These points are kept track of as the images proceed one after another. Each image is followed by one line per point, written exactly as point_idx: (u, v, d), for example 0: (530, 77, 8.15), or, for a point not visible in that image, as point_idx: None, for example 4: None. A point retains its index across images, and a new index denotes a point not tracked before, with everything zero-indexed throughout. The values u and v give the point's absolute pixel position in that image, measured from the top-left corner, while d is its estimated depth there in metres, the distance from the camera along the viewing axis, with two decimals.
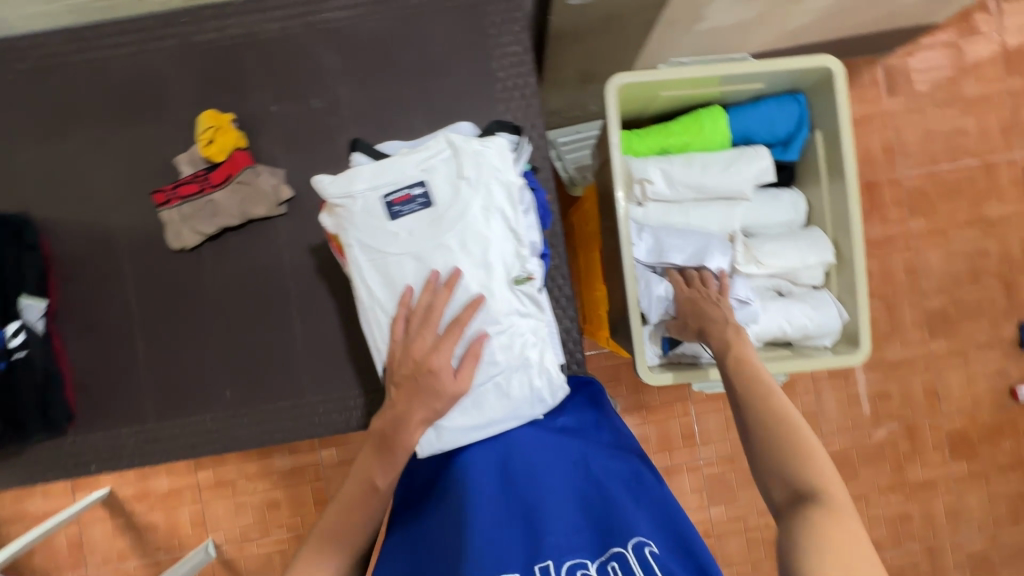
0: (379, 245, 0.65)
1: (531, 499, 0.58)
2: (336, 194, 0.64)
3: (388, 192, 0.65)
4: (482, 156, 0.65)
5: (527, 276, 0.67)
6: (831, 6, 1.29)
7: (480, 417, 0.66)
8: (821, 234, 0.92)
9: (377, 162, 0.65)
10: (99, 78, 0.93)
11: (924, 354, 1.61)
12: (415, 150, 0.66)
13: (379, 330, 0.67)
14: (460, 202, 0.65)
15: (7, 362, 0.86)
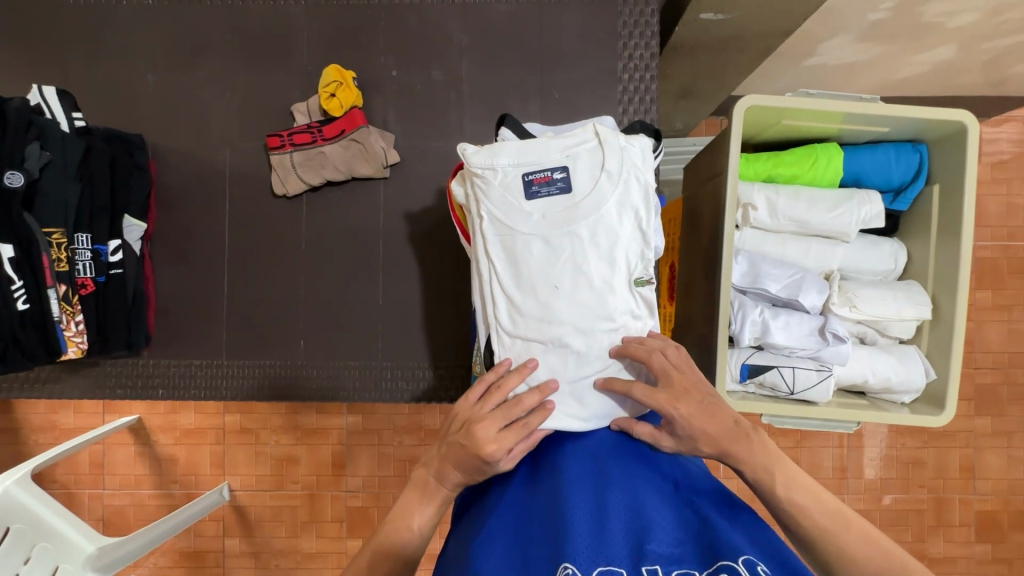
0: (511, 221, 0.69)
1: (626, 501, 0.56)
2: (481, 164, 0.70)
3: (529, 172, 0.70)
4: (626, 154, 0.71)
5: (649, 279, 0.70)
6: (943, 63, 1.28)
7: (581, 411, 0.68)
8: (920, 288, 0.90)
9: (525, 142, 0.71)
10: (234, 16, 0.96)
11: (967, 428, 1.57)
12: (562, 137, 0.71)
13: (493, 303, 0.71)
14: (598, 193, 0.69)
15: (104, 277, 0.84)
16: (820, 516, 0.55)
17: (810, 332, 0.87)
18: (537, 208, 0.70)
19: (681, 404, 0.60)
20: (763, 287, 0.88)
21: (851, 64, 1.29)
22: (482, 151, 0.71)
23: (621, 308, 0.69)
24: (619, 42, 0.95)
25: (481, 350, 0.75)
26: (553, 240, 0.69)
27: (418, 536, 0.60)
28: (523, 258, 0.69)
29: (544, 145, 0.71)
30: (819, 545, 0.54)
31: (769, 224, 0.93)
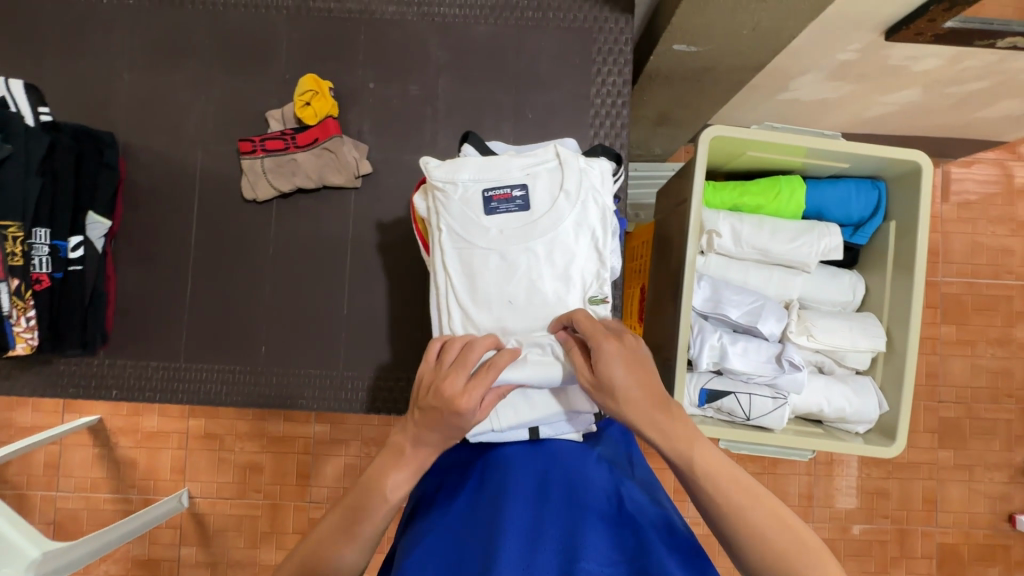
0: (469, 234, 0.71)
1: (568, 519, 0.55)
2: (441, 178, 0.71)
3: (490, 187, 0.71)
4: (585, 175, 0.72)
5: (603, 298, 0.71)
6: (910, 104, 1.33)
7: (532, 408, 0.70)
8: (875, 321, 0.93)
9: (486, 159, 0.72)
10: (215, 22, 0.97)
11: (931, 460, 1.59)
12: (524, 156, 0.73)
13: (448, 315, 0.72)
14: (555, 212, 0.71)
15: (63, 272, 0.83)
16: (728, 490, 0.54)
17: (767, 358, 0.88)
18: (496, 224, 0.71)
19: (609, 342, 0.60)
20: (723, 313, 0.90)
21: (823, 100, 1.33)
22: (443, 165, 0.72)
23: None
24: (593, 67, 0.97)
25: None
26: (509, 255, 0.70)
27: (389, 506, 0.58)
28: (479, 270, 0.71)
29: (505, 162, 0.72)
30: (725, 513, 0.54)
31: (732, 251, 0.95)
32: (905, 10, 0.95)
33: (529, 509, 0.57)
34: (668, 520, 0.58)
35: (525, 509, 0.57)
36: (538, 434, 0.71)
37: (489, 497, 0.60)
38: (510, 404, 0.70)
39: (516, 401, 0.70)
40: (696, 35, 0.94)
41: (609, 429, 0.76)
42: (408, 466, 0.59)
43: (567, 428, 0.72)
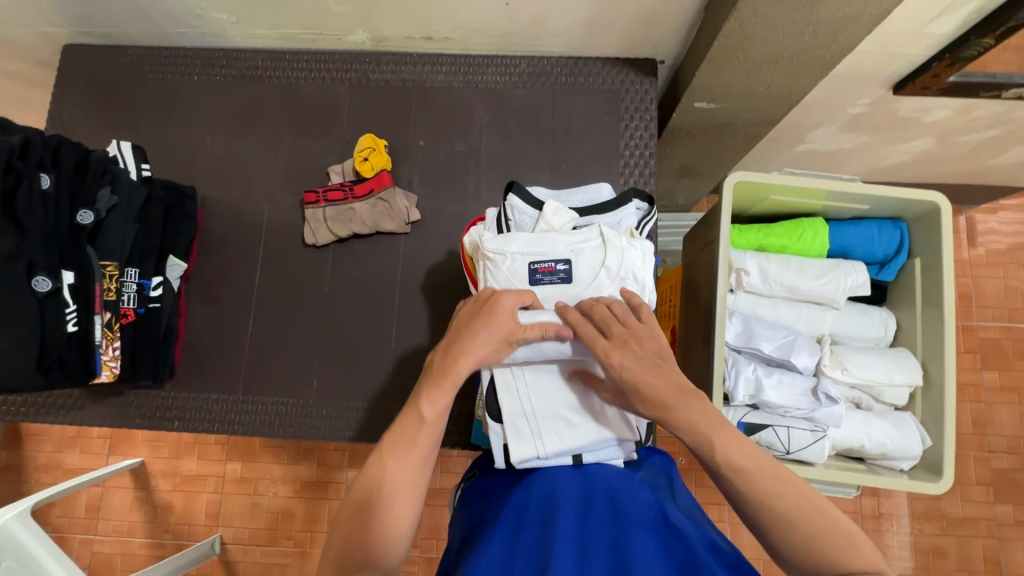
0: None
1: (613, 536, 0.58)
2: (493, 248, 0.79)
3: (537, 261, 0.78)
4: (626, 253, 0.79)
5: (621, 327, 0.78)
6: (924, 153, 1.39)
7: (575, 437, 0.73)
8: (909, 355, 0.94)
9: (534, 235, 0.79)
10: (287, 93, 1.11)
11: (988, 516, 1.51)
12: (569, 233, 0.80)
13: None
14: (596, 286, 0.77)
15: (144, 309, 0.92)
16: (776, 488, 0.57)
17: (803, 392, 0.90)
18: (540, 294, 0.77)
19: (614, 354, 0.64)
20: (756, 347, 0.93)
21: (840, 151, 1.41)
22: (495, 239, 0.79)
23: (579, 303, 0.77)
24: (620, 123, 1.07)
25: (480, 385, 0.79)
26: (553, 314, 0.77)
27: (430, 422, 0.63)
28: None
29: (552, 239, 0.79)
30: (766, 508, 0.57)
31: (761, 289, 0.99)
32: (909, 68, 1.04)
33: (577, 526, 0.60)
34: (713, 537, 0.60)
35: (572, 527, 0.59)
36: (582, 460, 0.73)
37: (537, 513, 0.63)
38: (554, 428, 0.73)
39: (560, 426, 0.73)
40: (716, 93, 1.03)
41: (651, 460, 0.77)
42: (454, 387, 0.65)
43: (610, 453, 0.74)
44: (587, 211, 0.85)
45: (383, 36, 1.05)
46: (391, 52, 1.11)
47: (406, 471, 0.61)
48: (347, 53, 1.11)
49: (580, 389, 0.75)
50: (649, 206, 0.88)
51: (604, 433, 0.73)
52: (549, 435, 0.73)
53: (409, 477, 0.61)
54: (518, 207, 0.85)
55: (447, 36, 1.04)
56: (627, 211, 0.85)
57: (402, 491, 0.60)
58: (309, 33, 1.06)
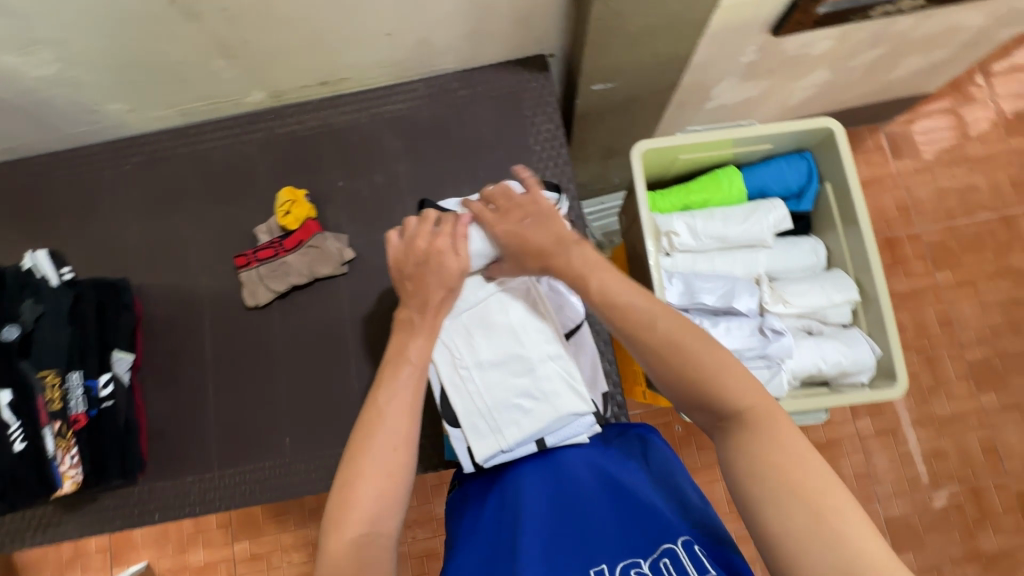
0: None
1: (581, 512, 0.63)
2: None
3: None
4: None
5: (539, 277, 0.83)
6: (826, 83, 1.45)
7: (532, 425, 0.73)
8: (843, 275, 0.98)
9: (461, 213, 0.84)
10: (199, 165, 1.12)
11: (976, 408, 1.56)
12: None
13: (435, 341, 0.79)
14: None
15: (97, 409, 0.92)
16: (690, 360, 0.61)
17: (751, 332, 0.93)
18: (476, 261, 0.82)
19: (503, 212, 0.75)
20: (701, 301, 0.96)
21: (749, 99, 1.46)
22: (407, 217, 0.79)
23: None
24: (527, 121, 1.11)
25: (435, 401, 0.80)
26: (492, 303, 0.78)
27: (416, 368, 0.69)
28: (465, 325, 0.78)
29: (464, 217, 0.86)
30: (683, 378, 0.61)
31: (694, 245, 1.02)
32: (779, 9, 1.09)
33: (549, 526, 0.62)
34: (682, 499, 0.63)
35: (541, 510, 0.64)
36: (545, 444, 0.73)
37: (509, 517, 0.65)
38: (510, 419, 0.74)
39: (516, 415, 0.74)
40: (609, 72, 1.07)
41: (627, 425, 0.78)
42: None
43: (570, 432, 0.74)
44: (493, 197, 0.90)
45: (280, 90, 1.07)
46: (292, 103, 1.12)
47: (395, 430, 0.64)
48: (249, 114, 1.12)
49: (527, 373, 0.75)
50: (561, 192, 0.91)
51: (561, 413, 0.73)
52: (508, 428, 0.73)
53: (401, 418, 0.65)
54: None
55: (341, 77, 1.06)
56: None
57: (392, 445, 0.63)
58: (207, 103, 1.07)
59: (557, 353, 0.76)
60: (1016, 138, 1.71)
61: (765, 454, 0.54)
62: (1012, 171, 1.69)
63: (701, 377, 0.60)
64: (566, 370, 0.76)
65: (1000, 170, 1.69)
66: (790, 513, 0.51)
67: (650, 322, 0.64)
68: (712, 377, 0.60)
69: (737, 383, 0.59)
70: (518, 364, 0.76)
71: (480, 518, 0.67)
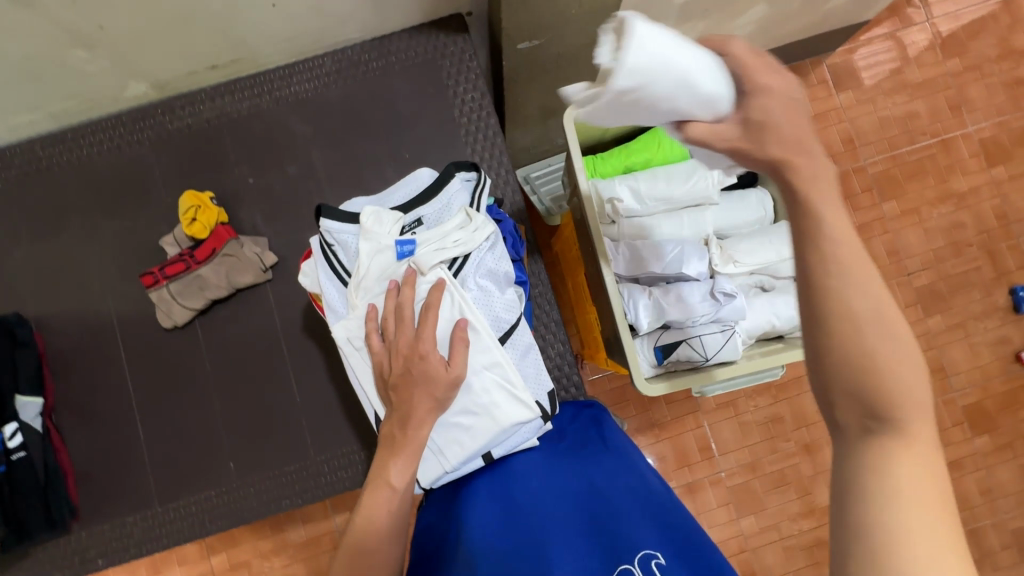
0: (361, 316, 0.74)
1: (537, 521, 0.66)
2: (333, 240, 0.77)
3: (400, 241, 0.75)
4: (458, 199, 0.79)
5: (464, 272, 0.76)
6: (765, 18, 1.39)
7: (472, 443, 0.72)
8: (790, 226, 0.96)
9: (375, 211, 0.76)
10: (85, 174, 0.98)
11: (923, 332, 1.61)
12: (410, 195, 0.80)
13: (361, 360, 0.75)
14: (443, 234, 0.75)
15: (7, 463, 0.87)
16: (883, 347, 0.44)
17: (703, 297, 0.90)
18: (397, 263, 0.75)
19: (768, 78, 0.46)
20: (649, 270, 0.92)
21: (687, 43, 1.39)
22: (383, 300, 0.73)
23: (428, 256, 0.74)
24: (449, 91, 1.01)
25: (373, 426, 0.78)
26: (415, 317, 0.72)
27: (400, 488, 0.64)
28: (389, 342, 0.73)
29: (386, 248, 0.75)
30: (860, 358, 0.44)
31: (640, 211, 0.97)
32: None
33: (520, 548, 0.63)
34: (646, 488, 0.66)
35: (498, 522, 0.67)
36: (491, 457, 0.75)
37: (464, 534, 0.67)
38: (453, 440, 0.72)
39: (457, 434, 0.72)
40: (532, 29, 0.97)
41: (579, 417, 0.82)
42: (411, 452, 0.65)
43: (518, 440, 0.76)
44: (410, 205, 0.78)
45: (163, 80, 0.94)
46: (182, 93, 0.99)
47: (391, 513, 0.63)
48: (134, 110, 0.99)
49: (464, 389, 0.72)
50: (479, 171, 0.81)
51: (500, 429, 0.71)
52: (450, 448, 0.72)
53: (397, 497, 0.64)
54: (337, 230, 0.76)
55: (232, 58, 0.94)
56: (454, 189, 0.79)
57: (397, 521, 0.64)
58: (80, 102, 0.93)
59: (491, 363, 0.72)
60: (953, 59, 1.69)
61: (907, 475, 0.42)
62: (949, 94, 1.68)
63: (882, 366, 0.44)
64: (504, 378, 0.73)
65: (940, 94, 1.68)
66: (901, 527, 0.41)
67: (858, 278, 0.45)
68: (891, 373, 0.44)
69: (916, 389, 0.44)
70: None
71: (451, 545, 0.67)
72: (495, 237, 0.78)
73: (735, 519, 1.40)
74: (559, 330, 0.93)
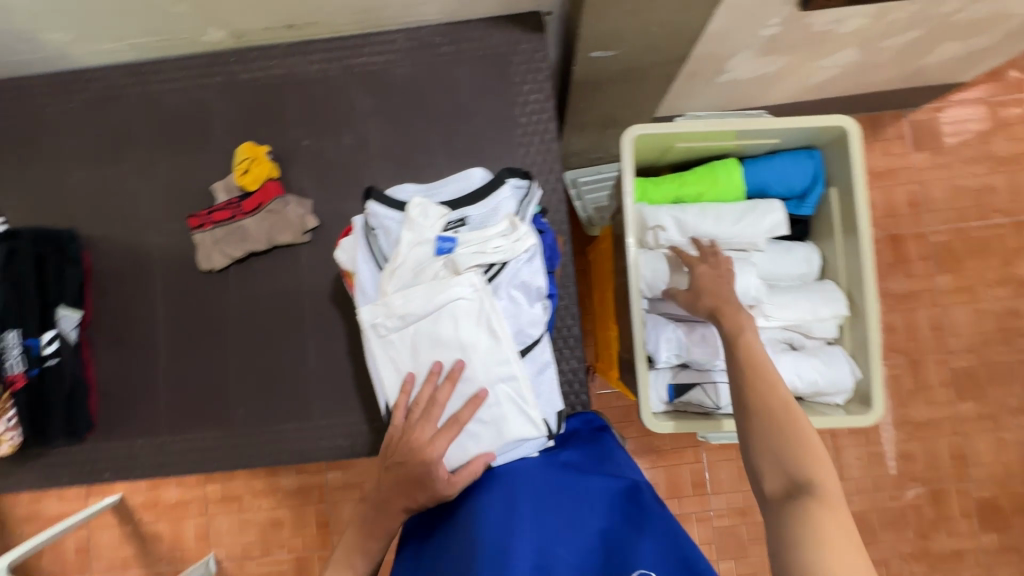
0: (389, 305, 0.73)
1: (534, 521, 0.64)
2: (376, 223, 0.78)
3: (442, 237, 0.75)
4: (506, 206, 0.78)
5: (498, 281, 0.75)
6: (853, 63, 1.32)
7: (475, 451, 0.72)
8: (834, 288, 0.92)
9: (423, 203, 0.76)
10: (153, 109, 1.02)
11: (951, 414, 1.54)
12: (460, 193, 0.80)
13: (378, 346, 0.75)
14: (483, 238, 0.75)
15: (40, 368, 0.91)
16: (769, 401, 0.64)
17: None
18: (434, 260, 0.74)
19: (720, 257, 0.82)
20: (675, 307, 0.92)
21: (766, 75, 1.33)
22: (409, 299, 0.73)
23: (467, 258, 0.74)
24: (514, 88, 1.00)
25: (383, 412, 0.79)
26: (442, 317, 0.73)
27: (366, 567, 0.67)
28: (413, 339, 0.74)
29: (426, 240, 0.75)
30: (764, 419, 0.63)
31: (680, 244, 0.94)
32: None
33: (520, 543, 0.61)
34: (642, 503, 0.65)
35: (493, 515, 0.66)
36: (491, 465, 0.74)
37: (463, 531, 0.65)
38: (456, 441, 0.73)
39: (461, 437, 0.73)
40: (608, 40, 0.95)
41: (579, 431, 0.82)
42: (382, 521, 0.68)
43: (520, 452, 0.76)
44: (458, 203, 0.78)
45: (241, 31, 0.96)
46: (256, 46, 1.01)
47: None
48: (208, 54, 1.01)
49: (477, 397, 0.73)
50: (531, 181, 0.82)
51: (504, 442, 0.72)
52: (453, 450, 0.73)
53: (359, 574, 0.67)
54: (382, 215, 0.78)
55: (310, 21, 0.95)
56: (502, 194, 0.78)
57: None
58: (161, 40, 0.96)
59: (506, 375, 0.73)
60: None
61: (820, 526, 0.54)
62: None
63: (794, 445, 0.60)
64: (517, 391, 0.73)
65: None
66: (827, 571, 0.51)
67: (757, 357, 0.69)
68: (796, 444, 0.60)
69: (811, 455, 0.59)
70: (465, 388, 0.73)
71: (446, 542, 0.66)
72: (534, 250, 0.77)
73: (715, 560, 1.38)
74: (576, 346, 0.92)
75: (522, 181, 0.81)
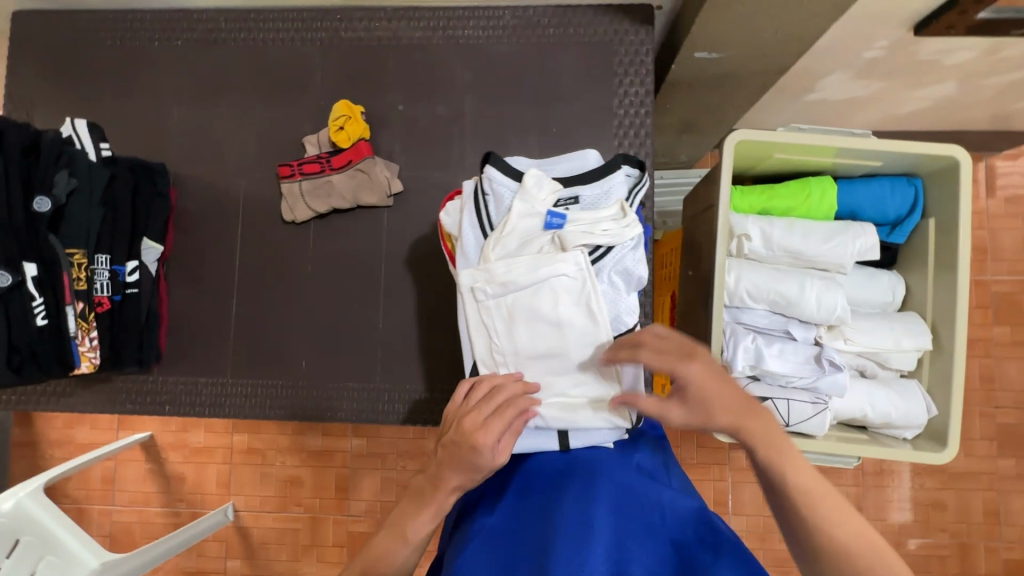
0: (491, 271, 0.75)
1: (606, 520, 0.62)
2: (487, 187, 0.78)
3: (553, 212, 0.76)
4: (618, 190, 0.78)
5: (602, 264, 0.76)
6: (947, 98, 1.29)
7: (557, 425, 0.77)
8: (919, 320, 0.90)
9: (540, 177, 0.77)
10: (253, 57, 1.03)
11: (990, 470, 1.50)
12: (573, 170, 0.80)
13: (474, 309, 0.77)
14: (593, 219, 0.75)
15: (121, 294, 0.93)
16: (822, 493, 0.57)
17: (805, 360, 0.87)
18: (543, 233, 0.76)
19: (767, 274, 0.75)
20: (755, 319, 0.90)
21: (853, 99, 1.30)
22: (513, 268, 0.74)
23: (576, 236, 0.74)
24: (615, 80, 0.99)
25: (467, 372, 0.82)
26: (542, 292, 0.75)
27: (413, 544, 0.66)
28: (511, 309, 0.76)
29: (536, 213, 0.76)
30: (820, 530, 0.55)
31: (764, 256, 0.92)
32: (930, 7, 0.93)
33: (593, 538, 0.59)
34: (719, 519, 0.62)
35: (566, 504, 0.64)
36: (567, 444, 0.77)
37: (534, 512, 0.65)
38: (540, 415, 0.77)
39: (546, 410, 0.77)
40: (719, 42, 0.94)
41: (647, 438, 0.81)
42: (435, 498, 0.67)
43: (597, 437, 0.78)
44: (571, 181, 0.78)
45: None
46: (362, 7, 1.01)
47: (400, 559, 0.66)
48: (314, 9, 1.02)
49: (565, 374, 0.77)
50: (642, 171, 0.81)
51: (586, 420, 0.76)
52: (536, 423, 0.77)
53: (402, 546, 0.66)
54: (495, 180, 0.77)
55: None
56: (615, 179, 0.78)
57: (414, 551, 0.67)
58: None
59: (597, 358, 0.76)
60: None
61: None
62: None
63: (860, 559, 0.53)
64: (603, 374, 0.77)
65: None
66: None
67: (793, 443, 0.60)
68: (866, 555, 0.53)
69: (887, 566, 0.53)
70: (556, 362, 0.77)
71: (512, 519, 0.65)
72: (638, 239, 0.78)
73: None
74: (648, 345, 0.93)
75: (635, 169, 0.81)
